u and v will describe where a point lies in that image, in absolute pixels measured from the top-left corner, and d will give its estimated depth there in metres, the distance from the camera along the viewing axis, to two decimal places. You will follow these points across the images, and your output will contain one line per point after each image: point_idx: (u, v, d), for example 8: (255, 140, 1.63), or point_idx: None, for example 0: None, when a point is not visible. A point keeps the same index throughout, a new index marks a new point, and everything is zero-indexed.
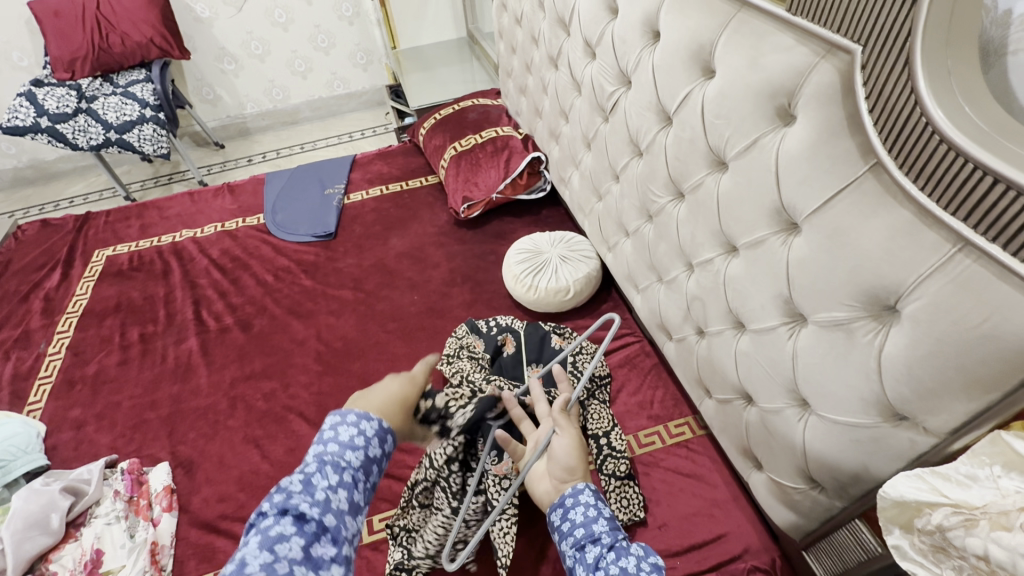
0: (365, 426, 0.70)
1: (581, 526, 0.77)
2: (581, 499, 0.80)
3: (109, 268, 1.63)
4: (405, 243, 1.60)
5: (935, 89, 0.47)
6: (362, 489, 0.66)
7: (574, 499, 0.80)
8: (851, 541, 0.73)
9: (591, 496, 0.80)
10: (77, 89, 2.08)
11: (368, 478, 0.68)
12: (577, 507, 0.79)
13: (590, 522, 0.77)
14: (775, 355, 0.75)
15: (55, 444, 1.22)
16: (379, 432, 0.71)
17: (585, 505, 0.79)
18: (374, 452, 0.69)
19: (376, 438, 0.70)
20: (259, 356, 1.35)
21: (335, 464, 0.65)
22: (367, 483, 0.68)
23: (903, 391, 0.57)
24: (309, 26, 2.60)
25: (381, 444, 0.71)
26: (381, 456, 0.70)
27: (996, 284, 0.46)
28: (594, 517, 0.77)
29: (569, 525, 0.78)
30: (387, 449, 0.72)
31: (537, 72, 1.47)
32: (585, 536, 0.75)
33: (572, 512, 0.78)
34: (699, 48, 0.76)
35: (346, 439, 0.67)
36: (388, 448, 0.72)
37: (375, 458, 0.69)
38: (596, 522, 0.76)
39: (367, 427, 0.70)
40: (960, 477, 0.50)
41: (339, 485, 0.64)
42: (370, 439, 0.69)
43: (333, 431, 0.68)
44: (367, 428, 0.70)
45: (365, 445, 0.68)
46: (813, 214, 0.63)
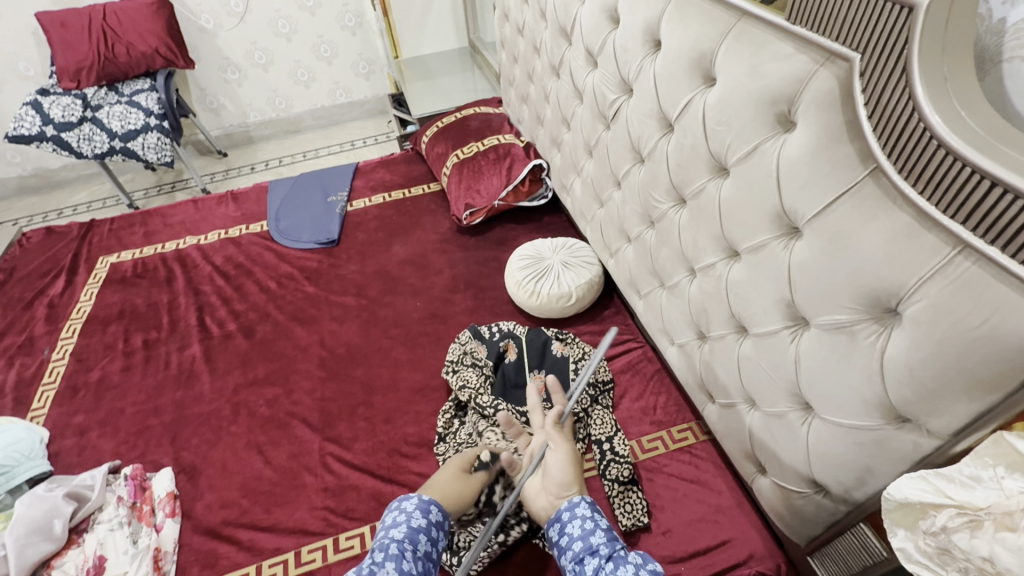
0: (405, 504, 0.79)
1: (579, 539, 0.77)
2: (578, 512, 0.81)
3: (114, 275, 1.64)
4: (408, 250, 1.61)
5: (932, 95, 0.48)
6: (415, 559, 0.72)
7: (570, 513, 0.81)
8: (856, 546, 0.73)
9: (587, 509, 0.81)
10: (82, 99, 2.10)
11: (423, 549, 0.75)
12: (574, 520, 0.80)
13: (587, 534, 0.77)
14: (777, 358, 0.76)
15: (58, 451, 1.22)
16: (419, 504, 0.80)
17: (581, 518, 0.80)
18: (418, 522, 0.77)
19: (417, 510, 0.79)
20: (262, 362, 1.35)
21: (384, 543, 0.73)
22: (421, 554, 0.74)
23: (906, 393, 0.58)
24: (312, 37, 2.63)
25: (424, 513, 0.79)
26: (426, 524, 0.77)
27: (995, 286, 0.47)
28: (591, 528, 0.78)
29: (568, 540, 0.78)
30: (432, 518, 0.79)
31: (538, 81, 1.49)
32: (584, 549, 0.76)
33: (569, 526, 0.79)
34: (700, 57, 0.77)
35: (390, 519, 0.77)
36: (436, 517, 0.80)
37: (420, 527, 0.77)
38: (594, 533, 0.77)
39: (406, 505, 0.79)
40: (964, 478, 0.50)
41: (387, 557, 0.70)
42: (411, 512, 0.78)
43: (382, 522, 0.78)
44: (407, 505, 0.79)
45: (406, 518, 0.77)
46: (814, 218, 0.63)
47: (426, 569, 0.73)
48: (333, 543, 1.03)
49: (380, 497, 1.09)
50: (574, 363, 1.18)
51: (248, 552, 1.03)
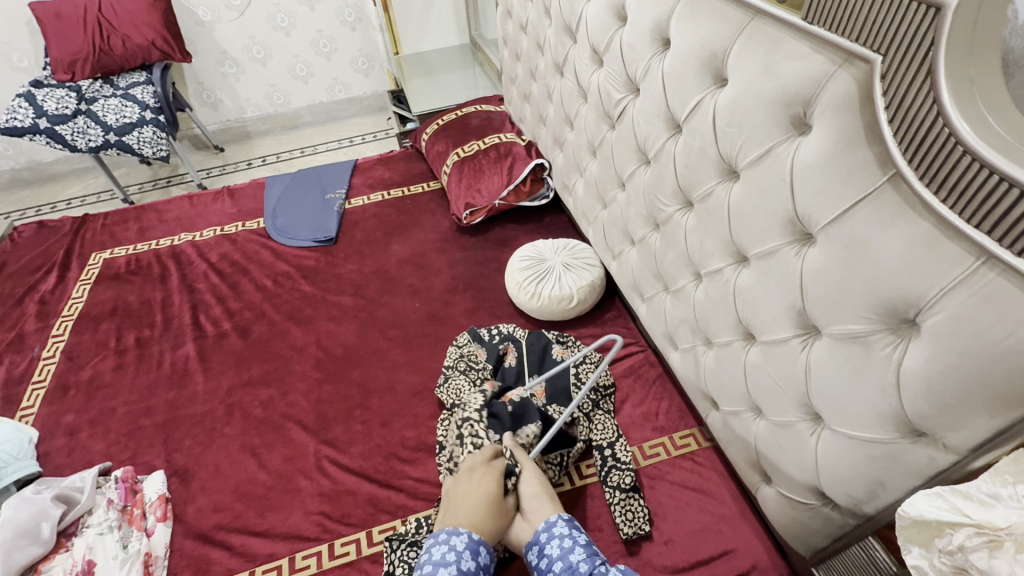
0: (456, 541, 0.73)
1: (559, 559, 0.74)
2: (555, 532, 0.78)
3: (106, 271, 1.61)
4: (406, 249, 1.59)
5: (958, 100, 0.46)
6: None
7: (548, 534, 0.78)
8: (864, 559, 0.71)
9: (564, 527, 0.78)
10: (76, 91, 2.07)
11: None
12: (552, 540, 0.77)
13: (565, 553, 0.74)
14: (787, 367, 0.74)
15: (48, 451, 1.20)
16: (469, 543, 0.73)
17: (559, 537, 0.77)
18: (468, 565, 0.71)
19: (467, 550, 0.72)
20: (257, 362, 1.33)
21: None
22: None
23: (922, 407, 0.56)
24: (311, 31, 2.59)
25: (474, 555, 0.72)
26: (475, 567, 0.71)
27: (1021, 299, 0.45)
28: (570, 546, 0.75)
29: (547, 562, 0.75)
30: (482, 561, 0.73)
31: (541, 80, 1.47)
32: (562, 568, 0.73)
33: (548, 547, 0.76)
34: (711, 56, 0.75)
35: (439, 556, 0.70)
36: (484, 560, 0.74)
37: (469, 571, 0.71)
38: (573, 551, 0.74)
39: (455, 542, 0.73)
40: (982, 496, 0.48)
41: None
42: (461, 552, 0.71)
43: (428, 554, 0.72)
44: (457, 543, 0.73)
45: (455, 559, 0.70)
46: (830, 225, 0.62)
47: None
48: (328, 549, 1.01)
49: (377, 503, 1.06)
50: (575, 367, 1.17)
51: (241, 558, 1.01)
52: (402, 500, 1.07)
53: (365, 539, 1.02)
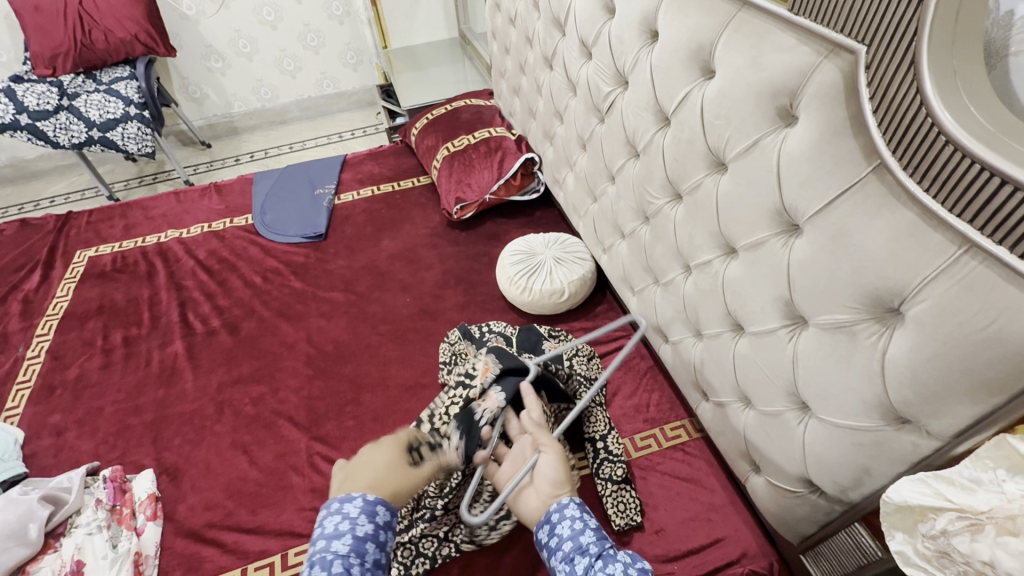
0: (349, 509, 0.69)
1: (569, 539, 0.71)
2: (566, 512, 0.73)
3: (92, 269, 1.59)
4: (397, 245, 1.58)
5: (940, 89, 0.47)
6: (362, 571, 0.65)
7: (559, 514, 0.74)
8: (850, 545, 0.72)
9: (575, 508, 0.74)
10: (57, 86, 2.03)
11: (371, 557, 0.67)
12: (563, 521, 0.72)
13: (576, 534, 0.71)
14: (775, 357, 0.74)
15: (34, 452, 1.18)
16: (365, 506, 0.69)
17: (570, 518, 0.73)
18: (364, 530, 0.68)
19: (364, 514, 0.69)
20: (247, 359, 1.32)
21: (324, 558, 0.65)
22: (369, 563, 0.67)
23: (906, 394, 0.57)
24: (298, 25, 2.56)
25: (370, 517, 0.69)
26: (372, 530, 0.69)
27: (1002, 286, 0.46)
28: (580, 528, 0.71)
29: (557, 541, 0.72)
30: (380, 520, 0.70)
31: (530, 73, 1.47)
32: (573, 549, 0.70)
33: (558, 527, 0.72)
34: (698, 48, 0.75)
35: (331, 529, 0.67)
36: (384, 518, 0.71)
37: (366, 536, 0.68)
38: (583, 533, 0.71)
39: (349, 509, 0.69)
40: (965, 482, 0.49)
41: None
42: (355, 518, 0.68)
43: (321, 526, 0.68)
44: (349, 510, 0.69)
45: (350, 528, 0.67)
46: (816, 215, 0.62)
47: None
48: None
49: None
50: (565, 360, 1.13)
51: (232, 555, 1.00)
52: None
53: None
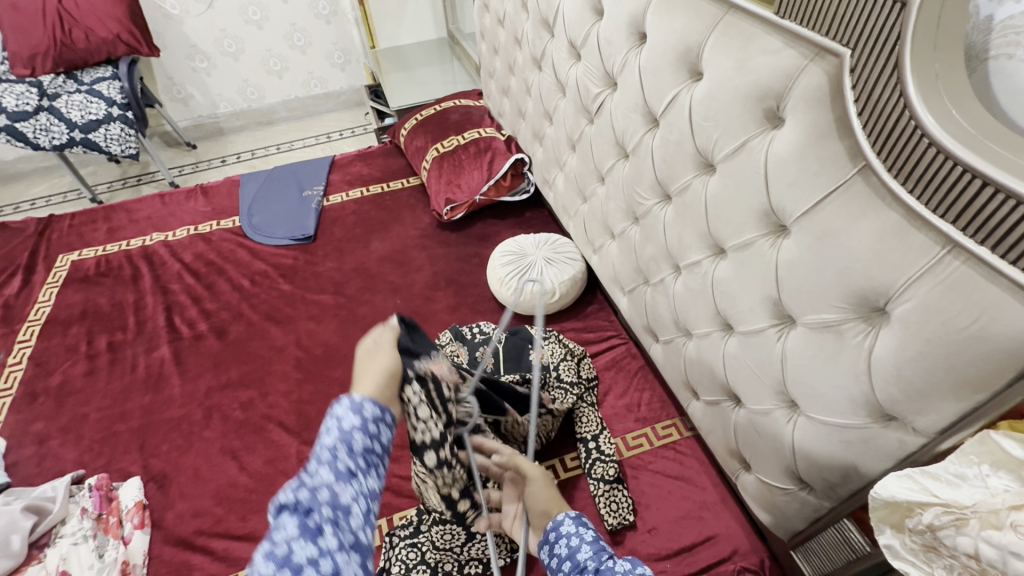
0: (335, 405, 0.57)
1: (567, 559, 0.69)
2: (562, 530, 0.72)
3: (75, 273, 1.56)
4: (387, 246, 1.57)
5: (923, 93, 0.48)
6: (353, 458, 0.54)
7: (556, 533, 0.73)
8: (839, 541, 0.73)
9: (570, 524, 0.73)
10: (37, 87, 1.99)
11: (361, 447, 0.55)
12: (560, 540, 0.71)
13: (573, 552, 0.69)
14: (764, 356, 0.75)
15: (16, 461, 1.16)
16: (350, 403, 0.57)
17: (567, 535, 0.71)
18: (353, 422, 0.56)
19: (351, 408, 0.56)
20: (235, 364, 1.30)
21: (312, 453, 0.54)
22: (361, 452, 0.55)
23: (892, 392, 0.58)
24: (284, 25, 2.54)
25: (359, 410, 0.57)
26: (361, 423, 0.56)
27: (984, 286, 0.47)
28: (577, 545, 0.69)
29: (557, 562, 0.70)
30: (368, 415, 0.57)
31: (519, 74, 1.47)
32: (572, 569, 0.68)
33: (557, 547, 0.71)
34: (686, 50, 0.76)
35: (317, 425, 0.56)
36: (374, 412, 0.58)
37: (354, 429, 0.55)
38: (580, 550, 0.69)
39: (334, 409, 0.57)
40: (950, 476, 0.50)
41: (317, 466, 0.52)
42: (339, 414, 0.56)
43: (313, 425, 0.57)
44: (335, 409, 0.56)
45: (334, 422, 0.55)
46: (803, 216, 0.63)
47: (369, 466, 0.55)
48: None
49: None
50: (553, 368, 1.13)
51: (223, 563, 0.99)
52: (388, 499, 1.06)
53: None
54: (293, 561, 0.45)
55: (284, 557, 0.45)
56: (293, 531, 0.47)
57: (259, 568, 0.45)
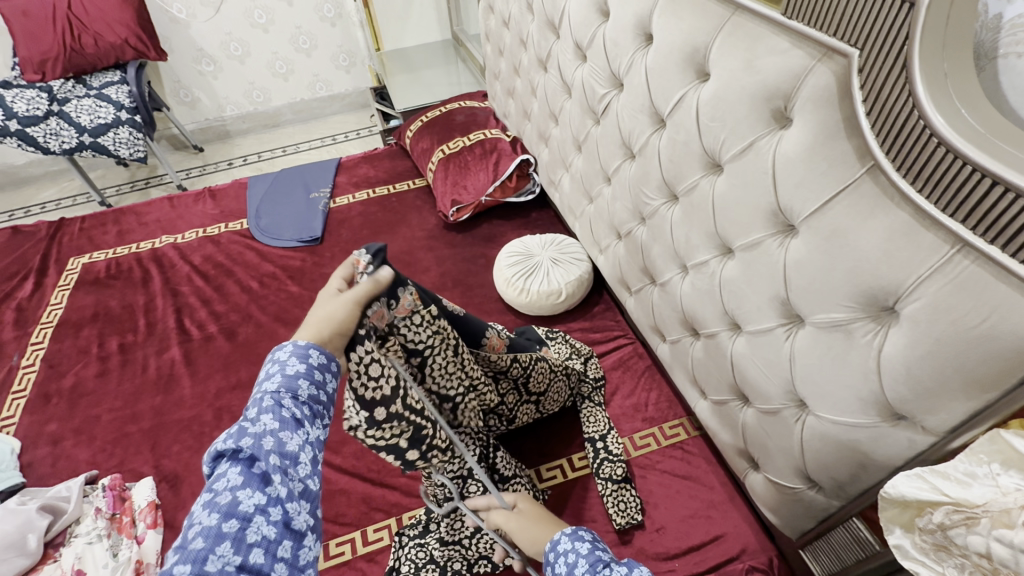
0: (279, 354, 0.59)
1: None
2: (560, 548, 0.67)
3: (86, 276, 1.58)
4: (393, 248, 1.58)
5: (932, 93, 0.48)
6: (297, 407, 0.56)
7: (554, 552, 0.67)
8: (849, 540, 0.73)
9: (568, 540, 0.67)
10: (48, 92, 2.01)
11: (306, 394, 0.58)
12: (559, 558, 0.66)
13: (571, 567, 0.64)
14: (772, 356, 0.75)
15: (31, 461, 1.17)
16: (295, 350, 0.60)
17: (564, 552, 0.66)
18: (295, 369, 0.58)
19: (295, 356, 0.59)
20: (245, 365, 1.31)
21: (254, 399, 0.56)
22: (305, 401, 0.58)
23: (902, 391, 0.58)
24: (290, 28, 2.55)
25: (302, 359, 0.60)
26: (306, 369, 0.59)
27: (994, 284, 0.47)
28: (574, 560, 0.64)
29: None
30: (314, 362, 0.60)
31: (525, 75, 1.47)
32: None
33: (556, 566, 0.66)
34: (693, 51, 0.76)
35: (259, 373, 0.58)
36: (320, 360, 0.61)
37: (299, 375, 0.58)
38: (576, 565, 0.64)
39: (279, 355, 0.60)
40: (960, 476, 0.50)
41: (261, 413, 0.54)
42: (283, 360, 0.59)
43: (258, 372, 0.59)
44: (281, 355, 0.59)
45: (278, 368, 0.58)
46: (812, 215, 0.63)
47: (313, 414, 0.58)
48: (323, 549, 1.00)
49: (371, 501, 1.06)
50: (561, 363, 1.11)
51: None
52: (397, 499, 1.06)
53: (360, 538, 1.02)
54: (241, 508, 0.48)
55: (229, 508, 0.47)
56: (238, 480, 0.49)
57: (205, 518, 0.47)
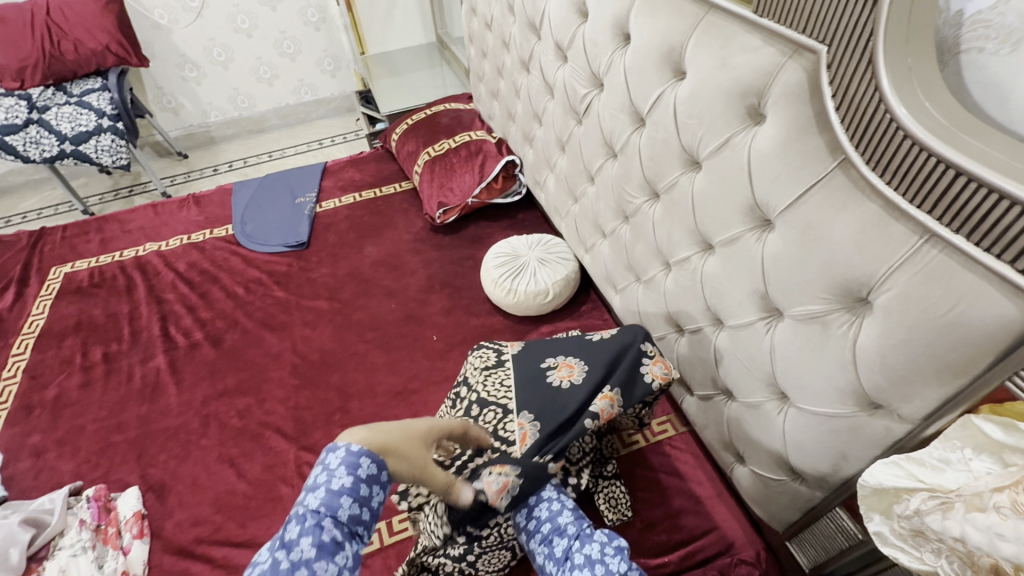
0: (330, 459, 0.60)
1: (548, 521, 0.75)
2: (544, 496, 0.79)
3: (68, 285, 1.55)
4: (381, 251, 1.58)
5: (897, 85, 0.49)
6: (337, 528, 0.55)
7: (537, 498, 0.79)
8: (833, 529, 0.75)
9: (553, 491, 0.80)
10: (26, 99, 1.98)
11: (348, 514, 0.56)
12: (542, 504, 0.78)
13: (554, 516, 0.75)
14: (754, 349, 0.76)
15: (13, 474, 1.16)
16: (347, 457, 0.59)
17: (548, 500, 0.78)
18: (341, 484, 0.57)
19: (346, 466, 0.59)
20: (232, 371, 1.30)
21: (297, 514, 0.56)
22: (346, 521, 0.56)
23: (878, 380, 0.59)
24: (274, 32, 2.54)
25: (352, 470, 0.58)
26: (353, 483, 0.58)
27: (962, 272, 0.48)
28: (558, 509, 0.76)
29: (536, 524, 0.75)
30: (363, 474, 0.59)
31: (508, 77, 1.48)
32: (551, 529, 0.73)
33: (537, 510, 0.77)
34: (670, 49, 0.77)
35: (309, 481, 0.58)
36: (369, 470, 0.59)
37: (344, 489, 0.57)
38: (561, 513, 0.75)
39: (331, 460, 0.59)
40: (935, 461, 0.51)
41: (301, 536, 0.53)
42: (333, 470, 0.58)
43: (308, 479, 0.59)
44: (331, 461, 0.59)
45: (326, 480, 0.58)
46: (787, 210, 0.64)
47: (350, 537, 0.56)
48: None
49: None
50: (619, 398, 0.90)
51: (223, 570, 0.99)
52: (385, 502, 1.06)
53: None
54: None
55: None
56: None
57: None
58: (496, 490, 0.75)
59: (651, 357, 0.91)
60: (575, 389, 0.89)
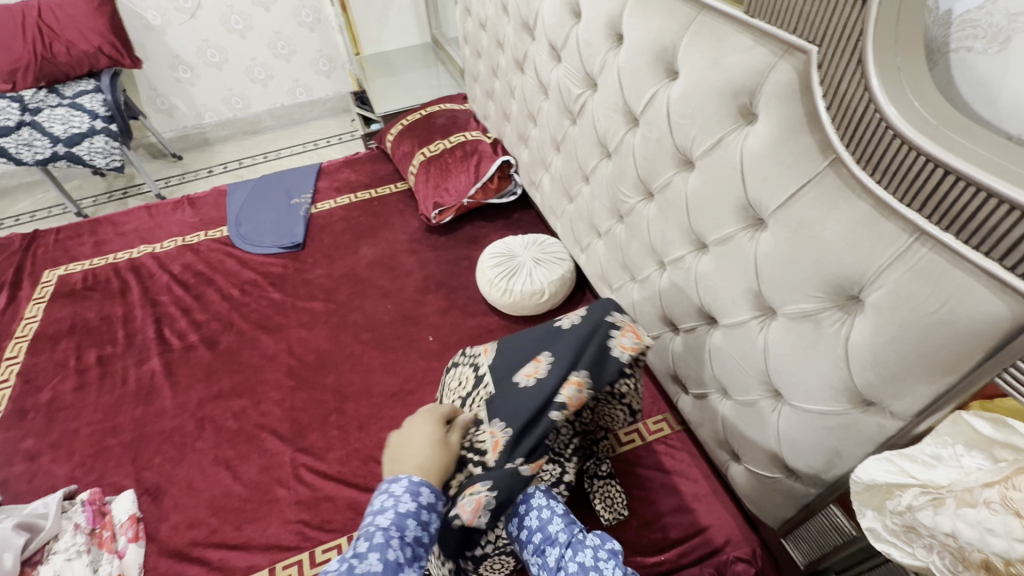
0: (394, 486, 0.71)
1: (538, 530, 0.75)
2: (533, 503, 0.79)
3: (62, 288, 1.55)
4: (376, 252, 1.57)
5: (886, 85, 0.49)
6: (402, 548, 0.64)
7: (527, 506, 0.79)
8: (827, 526, 0.75)
9: (542, 498, 0.79)
10: (19, 101, 1.96)
11: (411, 536, 0.66)
12: (532, 512, 0.77)
13: (544, 525, 0.75)
14: (748, 348, 0.77)
15: (7, 478, 1.15)
16: (410, 486, 0.71)
17: (538, 508, 0.78)
18: (406, 508, 0.68)
19: (409, 492, 0.70)
20: (227, 373, 1.30)
21: (366, 534, 0.65)
22: (409, 542, 0.65)
23: (869, 377, 0.59)
24: (268, 33, 2.54)
25: (415, 497, 0.70)
26: (416, 509, 0.69)
27: (951, 270, 0.49)
28: (548, 517, 0.76)
29: (528, 534, 0.76)
30: (423, 501, 0.71)
31: (502, 77, 1.48)
32: (543, 539, 0.74)
33: (527, 519, 0.77)
34: (662, 49, 0.77)
35: (378, 504, 0.69)
36: (428, 499, 0.71)
37: (409, 513, 0.68)
38: (551, 521, 0.75)
39: (394, 488, 0.71)
40: (926, 457, 0.52)
41: (370, 549, 0.62)
42: (398, 496, 0.69)
43: (373, 504, 0.70)
44: (395, 489, 0.71)
45: (393, 504, 0.68)
46: (780, 209, 0.64)
47: (413, 559, 0.64)
48: (310, 557, 1.00)
49: (357, 506, 1.05)
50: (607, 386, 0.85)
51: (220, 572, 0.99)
52: None
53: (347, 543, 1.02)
54: None
55: None
56: None
57: None
58: (468, 512, 0.73)
59: (618, 328, 0.86)
60: (540, 383, 0.84)
